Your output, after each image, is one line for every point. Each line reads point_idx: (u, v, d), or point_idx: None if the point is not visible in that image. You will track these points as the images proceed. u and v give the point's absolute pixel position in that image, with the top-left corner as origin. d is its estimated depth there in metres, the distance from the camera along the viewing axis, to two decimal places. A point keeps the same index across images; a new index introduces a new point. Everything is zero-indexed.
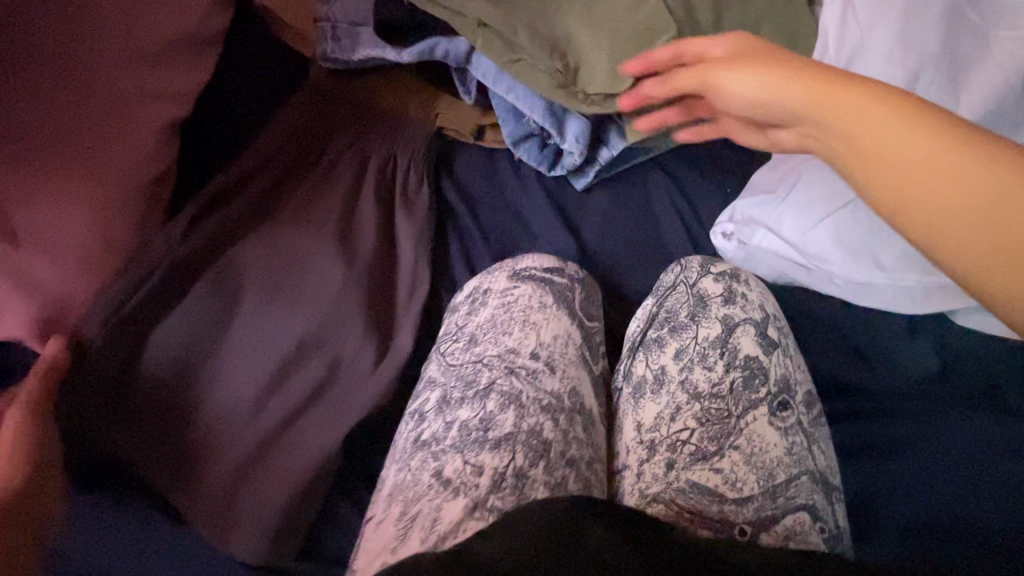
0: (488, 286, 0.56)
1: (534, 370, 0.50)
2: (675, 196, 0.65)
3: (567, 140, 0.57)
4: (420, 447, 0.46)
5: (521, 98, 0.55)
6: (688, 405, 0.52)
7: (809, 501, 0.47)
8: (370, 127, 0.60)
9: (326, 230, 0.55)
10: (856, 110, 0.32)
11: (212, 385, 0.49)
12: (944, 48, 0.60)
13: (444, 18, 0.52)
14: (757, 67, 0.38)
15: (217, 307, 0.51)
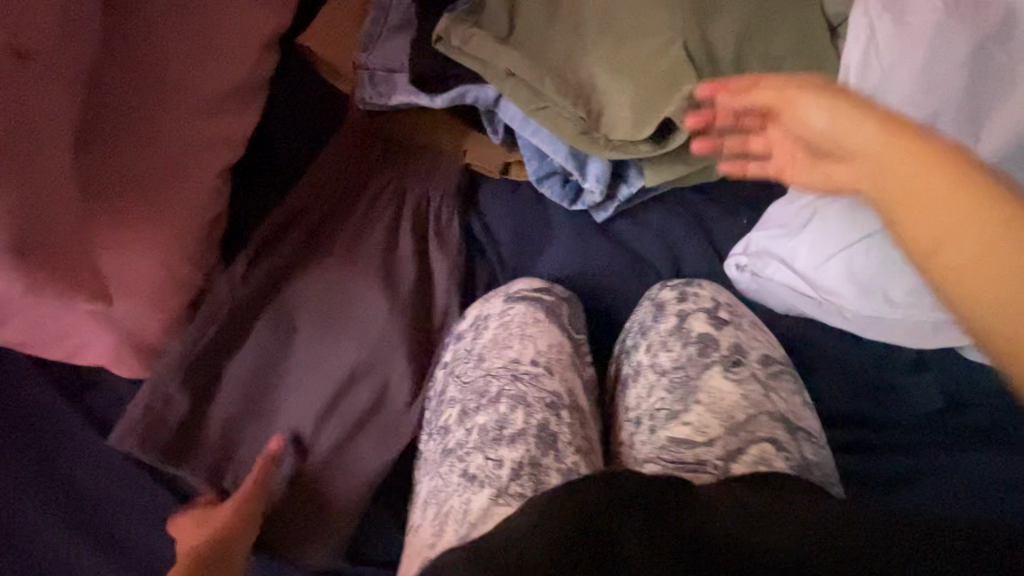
0: (486, 311, 0.61)
1: (536, 374, 0.57)
2: (691, 227, 0.68)
3: (589, 180, 0.60)
4: (448, 455, 0.53)
5: (547, 138, 0.58)
6: (656, 380, 0.59)
7: (770, 434, 0.55)
8: (401, 163, 0.64)
9: (370, 267, 0.60)
10: (939, 196, 0.32)
11: (285, 407, 0.60)
12: (967, 90, 0.61)
13: (476, 69, 0.56)
14: (828, 95, 0.38)
15: (281, 338, 0.60)
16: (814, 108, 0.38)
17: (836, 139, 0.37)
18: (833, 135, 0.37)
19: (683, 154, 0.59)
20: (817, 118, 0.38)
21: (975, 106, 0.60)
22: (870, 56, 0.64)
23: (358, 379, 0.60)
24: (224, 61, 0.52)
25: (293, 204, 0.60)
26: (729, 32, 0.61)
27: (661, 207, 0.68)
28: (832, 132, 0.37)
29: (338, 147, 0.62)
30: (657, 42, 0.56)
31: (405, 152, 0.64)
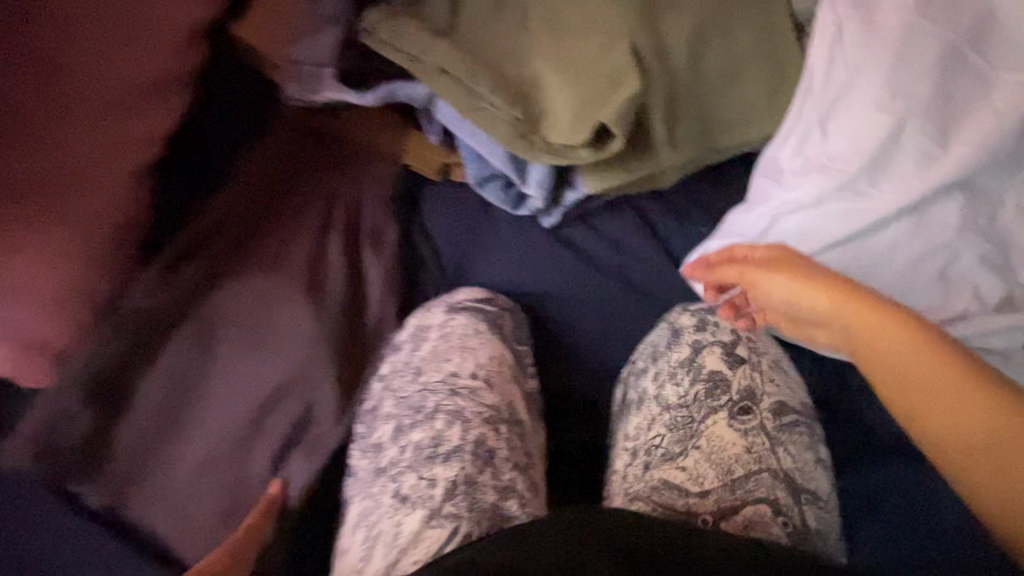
0: (426, 322, 0.60)
1: (474, 388, 0.56)
2: (646, 234, 0.65)
3: (530, 186, 0.57)
4: (379, 475, 0.53)
5: (483, 142, 0.55)
6: (659, 415, 0.58)
7: (769, 495, 0.52)
8: (335, 164, 0.62)
9: (294, 273, 0.58)
10: (886, 356, 0.45)
11: (200, 428, 0.56)
12: (934, 96, 0.57)
13: (403, 64, 0.53)
14: (784, 274, 0.49)
15: (199, 353, 0.56)
16: (778, 289, 0.50)
17: (798, 306, 0.49)
18: (795, 302, 0.49)
19: (624, 161, 0.56)
20: (787, 298, 0.50)
21: (941, 114, 0.57)
22: (836, 57, 0.60)
23: (289, 395, 0.57)
24: (138, 50, 0.47)
25: (214, 212, 0.58)
26: (684, 29, 0.57)
27: (613, 211, 0.65)
28: (797, 302, 0.49)
29: (269, 155, 0.60)
30: (602, 41, 0.53)
31: (343, 158, 0.62)
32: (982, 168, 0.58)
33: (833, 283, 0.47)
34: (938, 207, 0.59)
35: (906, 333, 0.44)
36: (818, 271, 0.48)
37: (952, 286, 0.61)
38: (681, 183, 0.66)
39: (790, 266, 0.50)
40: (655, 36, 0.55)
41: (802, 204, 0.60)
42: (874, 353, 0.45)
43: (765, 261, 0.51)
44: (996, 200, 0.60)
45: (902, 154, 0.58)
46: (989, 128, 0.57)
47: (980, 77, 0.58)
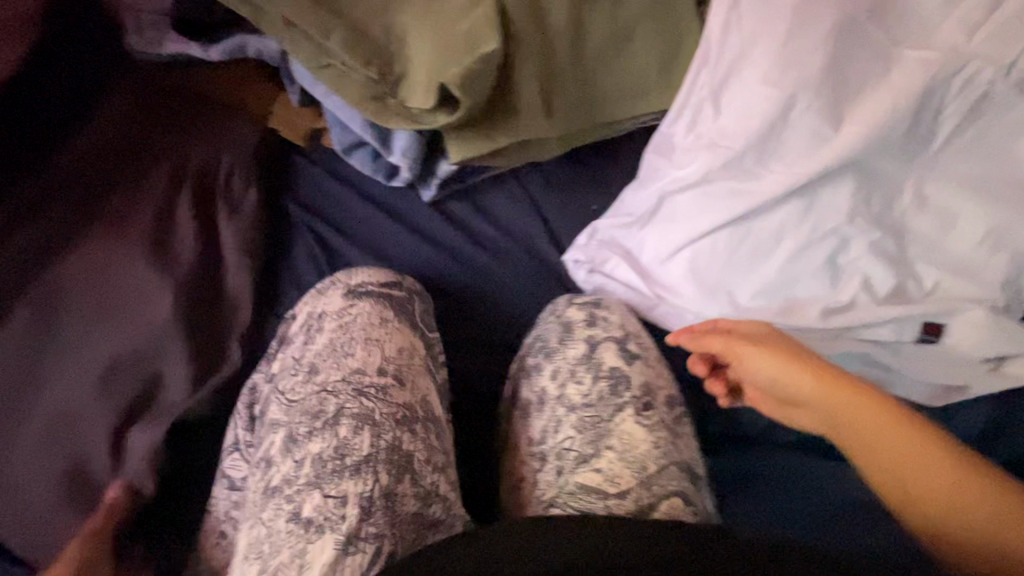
0: (322, 310, 0.55)
1: (382, 386, 0.50)
2: (530, 214, 0.64)
3: (394, 154, 0.54)
4: (270, 496, 0.46)
5: (340, 104, 0.52)
6: (567, 417, 0.53)
7: (681, 487, 0.49)
8: (191, 127, 0.63)
9: (138, 229, 0.58)
10: (873, 441, 0.46)
11: (34, 404, 0.53)
12: (828, 72, 0.54)
13: (247, 15, 0.49)
14: (770, 353, 0.50)
15: (37, 324, 0.55)
16: (765, 367, 0.51)
17: (783, 387, 0.50)
18: (780, 382, 0.50)
19: (490, 129, 0.52)
20: (773, 375, 0.50)
21: (834, 92, 0.54)
22: (731, 26, 0.56)
23: (130, 357, 0.55)
24: None
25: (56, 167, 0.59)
26: None
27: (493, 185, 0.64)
28: (782, 385, 0.50)
29: (118, 116, 0.62)
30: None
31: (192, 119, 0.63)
32: (876, 151, 0.55)
33: (817, 368, 0.48)
34: (828, 190, 0.56)
35: (895, 421, 0.46)
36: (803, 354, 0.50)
37: (841, 274, 0.58)
38: (572, 163, 0.64)
39: (770, 343, 0.51)
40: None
41: (686, 181, 0.58)
42: (866, 444, 0.46)
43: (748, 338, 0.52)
44: (892, 186, 0.58)
45: (792, 133, 0.55)
46: (887, 109, 0.54)
47: (879, 51, 0.55)
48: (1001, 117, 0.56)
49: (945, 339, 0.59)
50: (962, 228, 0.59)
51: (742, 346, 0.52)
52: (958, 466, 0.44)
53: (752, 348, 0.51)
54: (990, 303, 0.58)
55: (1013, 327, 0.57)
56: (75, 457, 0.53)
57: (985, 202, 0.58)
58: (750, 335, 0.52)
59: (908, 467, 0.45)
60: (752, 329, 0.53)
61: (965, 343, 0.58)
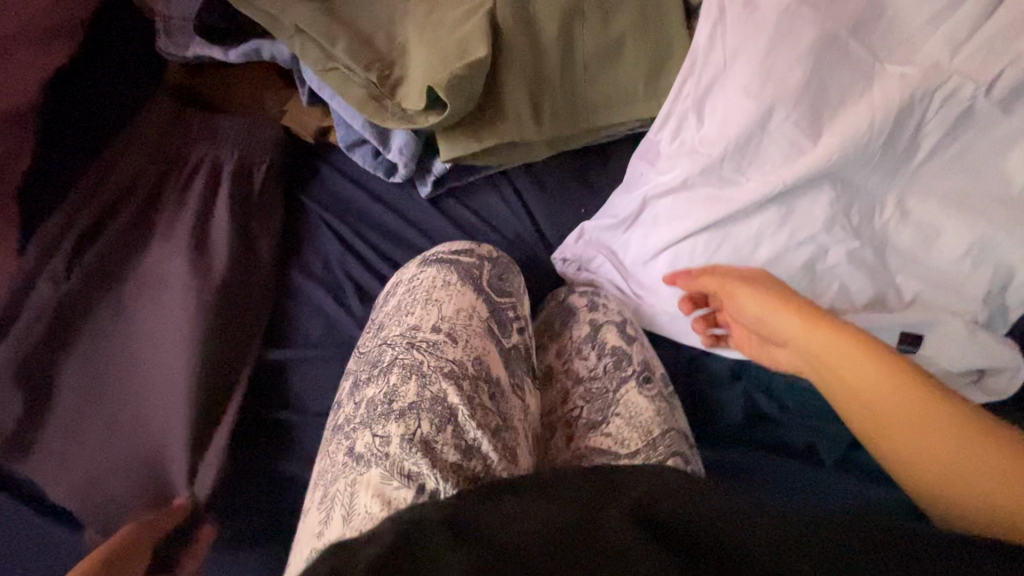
0: (398, 277, 0.61)
1: (435, 341, 0.53)
2: (522, 215, 0.66)
3: (391, 152, 0.58)
4: (336, 433, 0.51)
5: (342, 104, 0.56)
6: (574, 387, 0.57)
7: (681, 449, 0.51)
8: (222, 126, 0.65)
9: (180, 236, 0.60)
10: (853, 374, 0.45)
11: (109, 404, 0.56)
12: (806, 85, 0.56)
13: (262, 23, 0.54)
14: (760, 291, 0.53)
15: (115, 329, 0.58)
16: (754, 305, 0.53)
17: (770, 324, 0.52)
18: (764, 317, 0.52)
19: (477, 133, 0.56)
20: (754, 311, 0.53)
21: (812, 104, 0.56)
22: (715, 41, 0.58)
23: (173, 358, 0.57)
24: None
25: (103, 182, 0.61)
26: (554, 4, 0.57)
27: (490, 183, 0.67)
28: (771, 323, 0.52)
29: (153, 128, 0.64)
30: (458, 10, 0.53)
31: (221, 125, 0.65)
32: (855, 162, 0.57)
33: (798, 304, 0.50)
34: (807, 200, 0.58)
35: (879, 355, 0.45)
36: (789, 292, 0.51)
37: (819, 280, 0.60)
38: (565, 168, 0.67)
39: (758, 283, 0.53)
40: (519, 11, 0.55)
41: (668, 186, 0.60)
42: (844, 381, 0.46)
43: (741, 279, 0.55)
44: (872, 198, 0.60)
45: (771, 143, 0.57)
46: (866, 121, 0.56)
47: (860, 67, 0.57)
48: (983, 132, 0.57)
49: (923, 350, 0.59)
50: (945, 242, 0.60)
51: (732, 284, 0.55)
52: (959, 420, 0.40)
53: (743, 286, 0.54)
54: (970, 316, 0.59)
55: (989, 339, 0.58)
56: (138, 451, 0.55)
57: (965, 214, 0.58)
58: (744, 277, 0.55)
59: (882, 400, 0.43)
60: (750, 272, 0.56)
61: (941, 355, 0.58)
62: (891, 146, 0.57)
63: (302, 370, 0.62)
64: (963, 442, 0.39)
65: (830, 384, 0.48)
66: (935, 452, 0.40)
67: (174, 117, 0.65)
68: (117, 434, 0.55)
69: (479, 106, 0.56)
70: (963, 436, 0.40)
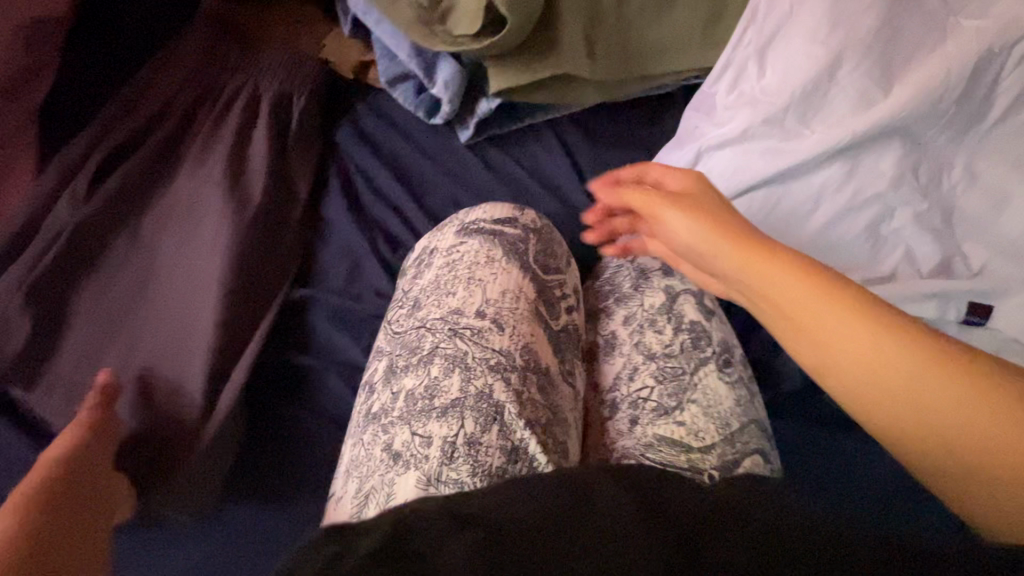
0: (435, 245, 0.57)
1: (480, 329, 0.51)
2: (569, 172, 0.63)
3: (436, 86, 0.55)
4: (371, 421, 0.49)
5: (391, 33, 0.54)
6: (645, 364, 0.52)
7: (761, 445, 0.47)
8: (260, 63, 0.64)
9: (209, 166, 0.59)
10: (809, 316, 0.39)
11: (121, 325, 0.54)
12: (876, 35, 0.53)
13: None
14: (689, 215, 0.45)
15: (132, 251, 0.56)
16: (683, 229, 0.46)
17: (701, 250, 0.45)
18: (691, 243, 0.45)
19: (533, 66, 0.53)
20: (684, 237, 0.46)
21: (881, 55, 0.54)
22: None
23: (194, 288, 0.55)
24: None
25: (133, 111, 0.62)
26: None
27: (537, 137, 0.64)
28: (700, 247, 0.45)
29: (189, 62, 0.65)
30: None
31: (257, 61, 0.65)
32: (924, 117, 0.53)
33: (737, 236, 0.43)
34: (873, 155, 0.55)
35: (828, 291, 0.38)
36: (725, 214, 0.45)
37: (883, 245, 0.56)
38: (617, 122, 0.64)
39: (693, 204, 0.46)
40: None
41: (726, 137, 0.58)
42: (793, 321, 0.40)
43: (666, 197, 0.47)
44: (941, 160, 0.56)
45: (837, 94, 0.54)
46: (942, 72, 0.52)
47: (933, 19, 0.54)
48: None
49: (993, 322, 0.54)
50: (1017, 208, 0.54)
51: (656, 204, 0.47)
52: (941, 372, 0.35)
53: (667, 207, 0.47)
54: None
55: None
56: (145, 372, 0.52)
57: None
58: (672, 194, 0.47)
59: (847, 348, 0.37)
60: (676, 187, 0.48)
61: (1015, 328, 0.53)
62: (964, 103, 0.54)
63: (329, 327, 0.58)
64: (945, 397, 0.35)
65: (774, 318, 0.41)
66: (912, 412, 0.36)
67: (211, 53, 0.65)
68: (126, 359, 0.52)
69: (534, 39, 0.54)
70: (944, 390, 0.34)
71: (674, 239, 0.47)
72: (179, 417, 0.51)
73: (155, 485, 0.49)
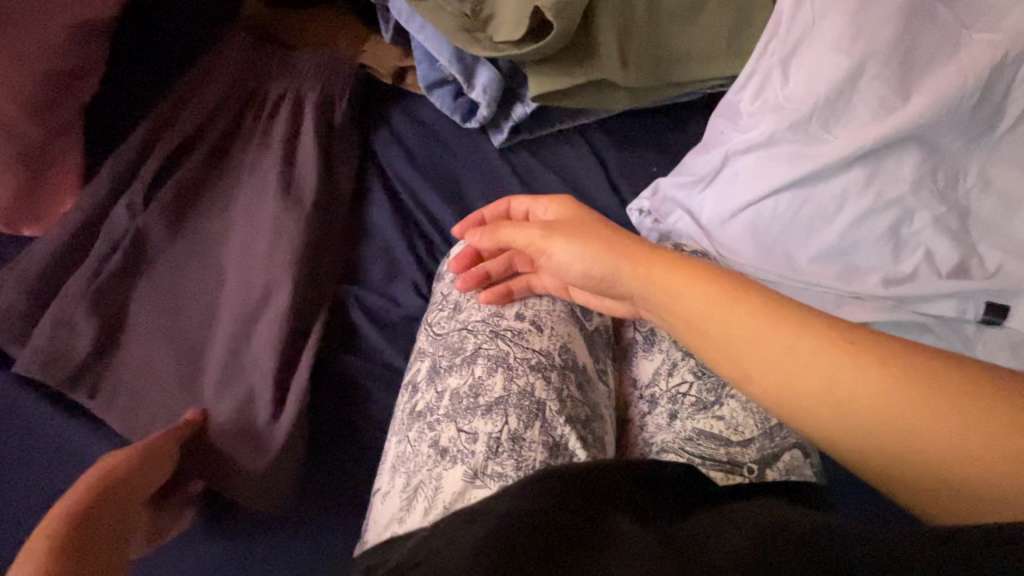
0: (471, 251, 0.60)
1: (519, 330, 0.52)
2: (600, 177, 0.67)
3: (476, 91, 0.59)
4: (416, 419, 0.50)
5: (432, 41, 0.57)
6: (685, 359, 0.53)
7: (800, 439, 0.50)
8: (297, 67, 0.66)
9: (257, 169, 0.62)
10: (728, 332, 0.41)
11: (179, 325, 0.57)
12: (898, 43, 0.56)
13: None
14: (569, 239, 0.50)
15: (188, 254, 0.59)
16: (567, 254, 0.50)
17: (590, 270, 0.49)
18: (581, 262, 0.49)
19: (572, 70, 0.56)
20: (565, 259, 0.50)
21: (903, 63, 0.56)
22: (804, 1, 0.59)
23: (246, 288, 0.57)
24: None
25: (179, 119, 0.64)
26: None
27: (568, 142, 0.67)
28: (577, 268, 0.50)
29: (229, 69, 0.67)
30: None
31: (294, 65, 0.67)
32: (942, 123, 0.56)
33: (627, 248, 0.47)
34: (893, 159, 0.57)
35: (734, 303, 0.41)
36: (614, 238, 0.49)
37: (903, 246, 0.58)
38: (640, 128, 0.69)
39: (578, 229, 0.50)
40: None
41: (753, 142, 0.60)
42: (716, 339, 0.42)
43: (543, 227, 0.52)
44: (957, 166, 0.58)
45: (860, 100, 0.56)
46: (959, 83, 0.55)
47: (948, 32, 0.57)
48: None
49: (1010, 322, 0.56)
50: None
51: (538, 229, 0.52)
52: (868, 370, 0.36)
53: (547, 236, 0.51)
54: None
55: None
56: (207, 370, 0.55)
57: None
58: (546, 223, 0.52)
59: (774, 358, 0.39)
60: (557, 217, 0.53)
61: None
62: (980, 110, 0.56)
63: (368, 325, 0.60)
64: (881, 391, 0.36)
65: (696, 341, 0.43)
66: (858, 416, 0.36)
67: (249, 60, 0.67)
68: (189, 357, 0.56)
69: (571, 46, 0.56)
70: (877, 385, 0.36)
71: (561, 266, 0.51)
72: (241, 407, 0.54)
73: (226, 479, 0.53)
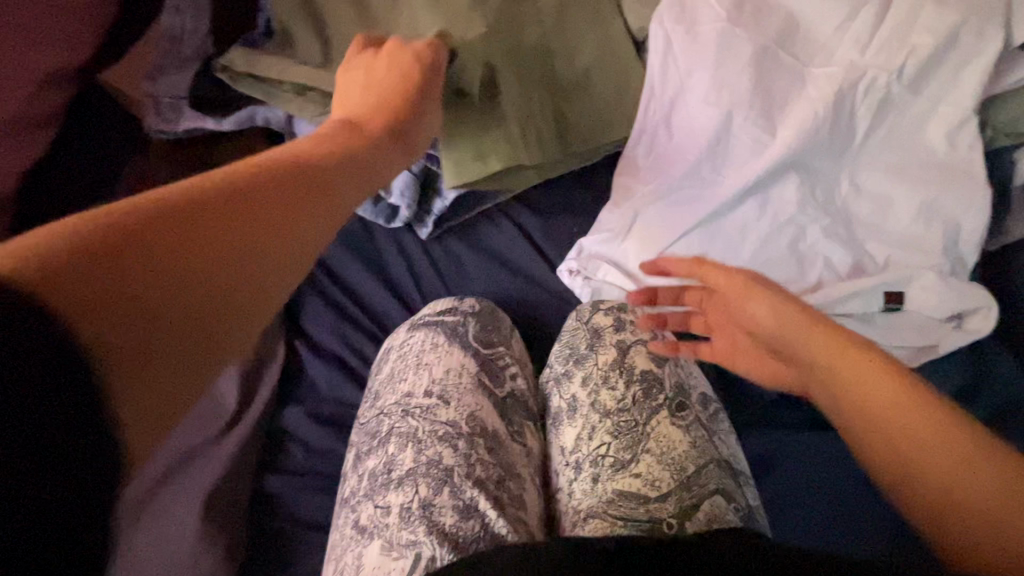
0: (392, 343, 0.62)
1: (428, 406, 0.53)
2: (520, 245, 0.72)
3: (395, 194, 0.68)
4: (343, 506, 0.50)
5: None
6: (601, 422, 0.53)
7: (721, 485, 0.48)
8: None
9: None
10: (861, 391, 0.42)
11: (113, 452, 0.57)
12: (755, 89, 0.64)
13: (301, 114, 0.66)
14: (777, 304, 0.47)
15: None
16: (766, 314, 0.48)
17: (787, 336, 0.47)
18: (788, 327, 0.46)
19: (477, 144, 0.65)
20: (763, 318, 0.48)
21: (764, 105, 0.64)
22: (669, 64, 0.67)
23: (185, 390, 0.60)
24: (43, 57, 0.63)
25: None
26: (528, 50, 0.68)
27: (479, 222, 0.73)
28: (795, 344, 0.46)
29: None
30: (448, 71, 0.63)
31: None
32: (811, 150, 0.64)
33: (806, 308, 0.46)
34: (778, 186, 0.65)
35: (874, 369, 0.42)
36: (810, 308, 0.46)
37: (804, 258, 0.65)
38: (550, 195, 0.74)
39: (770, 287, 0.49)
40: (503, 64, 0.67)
41: (654, 195, 0.67)
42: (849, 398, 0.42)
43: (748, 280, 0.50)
44: (830, 178, 0.67)
45: (737, 138, 0.65)
46: (813, 113, 0.63)
47: (795, 73, 0.66)
48: (902, 114, 0.66)
49: (909, 304, 0.63)
50: (899, 208, 0.66)
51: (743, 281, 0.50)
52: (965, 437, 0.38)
53: (781, 305, 0.47)
54: (939, 268, 0.64)
55: (963, 284, 0.63)
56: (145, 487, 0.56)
57: (907, 183, 0.65)
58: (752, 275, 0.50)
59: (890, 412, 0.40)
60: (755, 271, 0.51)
61: (924, 304, 0.63)
62: (838, 130, 0.65)
63: (322, 437, 0.63)
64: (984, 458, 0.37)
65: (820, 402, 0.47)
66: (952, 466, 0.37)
67: None
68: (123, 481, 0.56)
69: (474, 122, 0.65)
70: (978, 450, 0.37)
71: (757, 325, 0.49)
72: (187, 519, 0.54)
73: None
